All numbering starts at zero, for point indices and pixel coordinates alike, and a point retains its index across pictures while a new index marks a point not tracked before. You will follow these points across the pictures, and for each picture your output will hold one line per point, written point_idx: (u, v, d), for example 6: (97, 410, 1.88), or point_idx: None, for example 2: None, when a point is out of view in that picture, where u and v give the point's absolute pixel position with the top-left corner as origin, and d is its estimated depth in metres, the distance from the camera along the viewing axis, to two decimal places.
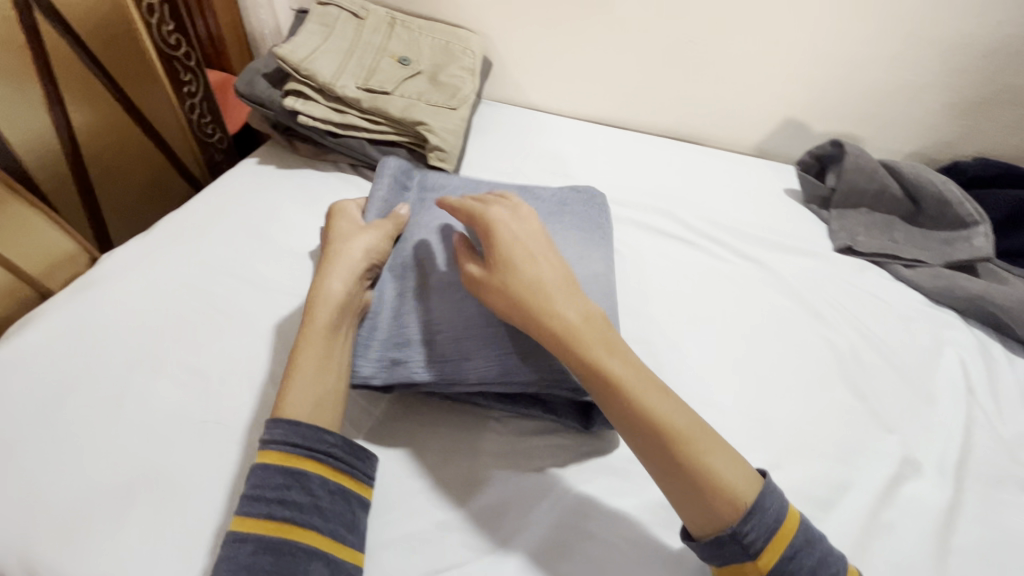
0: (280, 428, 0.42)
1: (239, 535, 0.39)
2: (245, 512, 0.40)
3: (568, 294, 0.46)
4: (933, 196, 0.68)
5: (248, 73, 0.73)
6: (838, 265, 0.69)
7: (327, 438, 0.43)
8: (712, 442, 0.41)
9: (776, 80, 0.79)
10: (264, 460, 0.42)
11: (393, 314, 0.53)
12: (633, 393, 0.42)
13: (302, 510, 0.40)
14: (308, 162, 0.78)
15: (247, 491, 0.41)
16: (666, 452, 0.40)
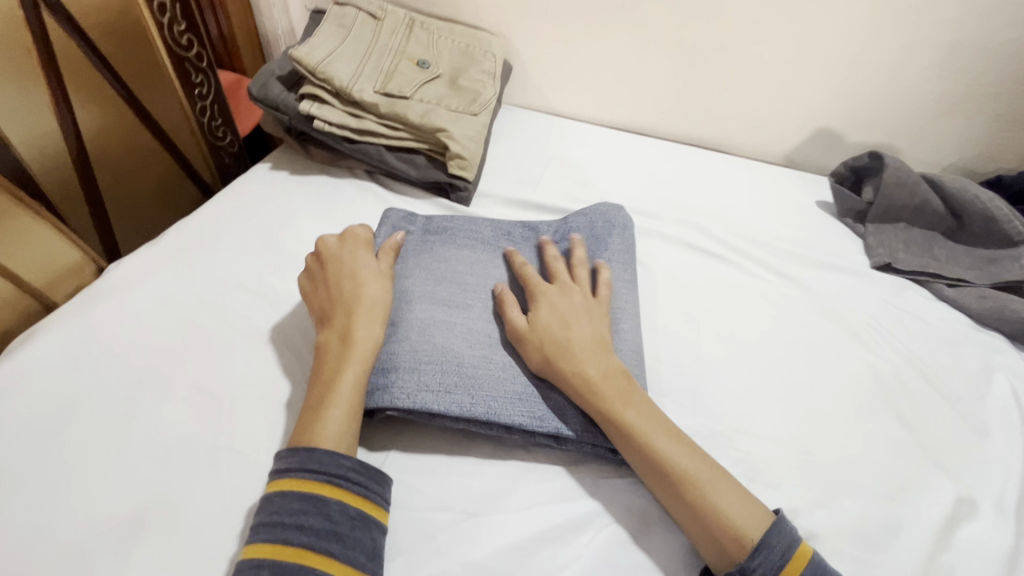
0: (298, 454, 0.42)
1: (255, 562, 0.38)
2: (261, 538, 0.39)
3: (591, 349, 0.48)
4: (979, 212, 0.65)
5: (263, 76, 0.71)
6: (877, 284, 0.66)
7: (344, 461, 0.42)
8: (720, 482, 0.42)
9: (810, 88, 0.76)
10: (281, 486, 0.41)
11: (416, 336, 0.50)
12: (646, 439, 0.44)
13: (320, 535, 0.39)
14: (323, 168, 0.76)
15: (265, 518, 0.40)
16: (676, 494, 0.42)
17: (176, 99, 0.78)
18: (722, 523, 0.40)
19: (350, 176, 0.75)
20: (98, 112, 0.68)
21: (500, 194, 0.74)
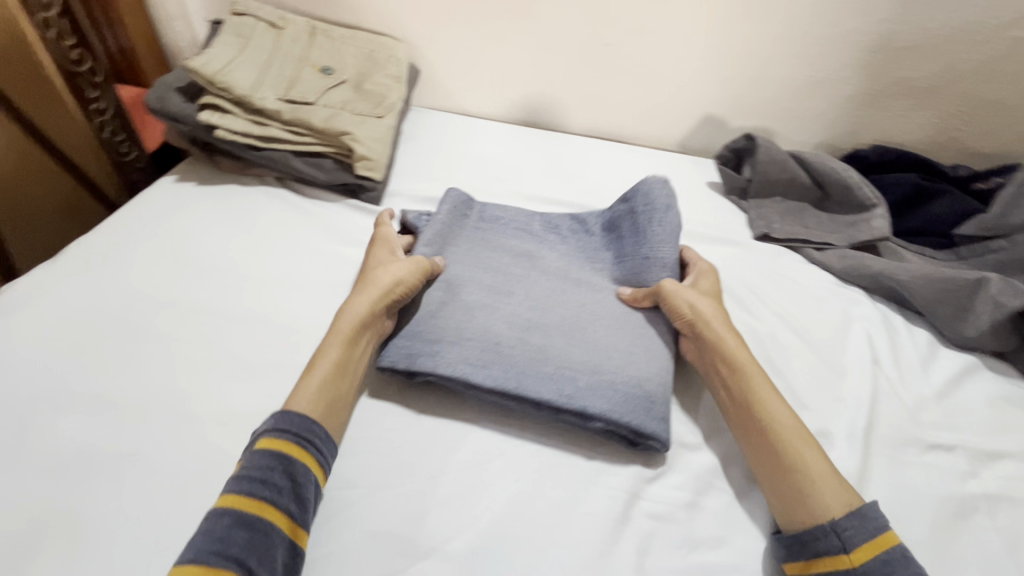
0: (277, 418, 0.45)
1: (219, 510, 0.40)
2: (231, 488, 0.42)
3: (726, 325, 0.56)
4: (837, 182, 0.73)
5: (160, 88, 0.71)
6: (757, 252, 0.72)
7: (314, 427, 0.46)
8: (815, 455, 0.47)
9: (694, 78, 0.82)
10: (257, 445, 0.44)
11: (444, 320, 0.55)
12: (759, 400, 0.50)
13: (281, 493, 0.42)
14: (232, 177, 0.76)
15: (236, 471, 0.43)
16: (772, 452, 0.47)
17: (70, 116, 0.76)
18: (807, 476, 0.45)
19: (261, 183, 0.75)
20: None
21: (411, 192, 0.77)
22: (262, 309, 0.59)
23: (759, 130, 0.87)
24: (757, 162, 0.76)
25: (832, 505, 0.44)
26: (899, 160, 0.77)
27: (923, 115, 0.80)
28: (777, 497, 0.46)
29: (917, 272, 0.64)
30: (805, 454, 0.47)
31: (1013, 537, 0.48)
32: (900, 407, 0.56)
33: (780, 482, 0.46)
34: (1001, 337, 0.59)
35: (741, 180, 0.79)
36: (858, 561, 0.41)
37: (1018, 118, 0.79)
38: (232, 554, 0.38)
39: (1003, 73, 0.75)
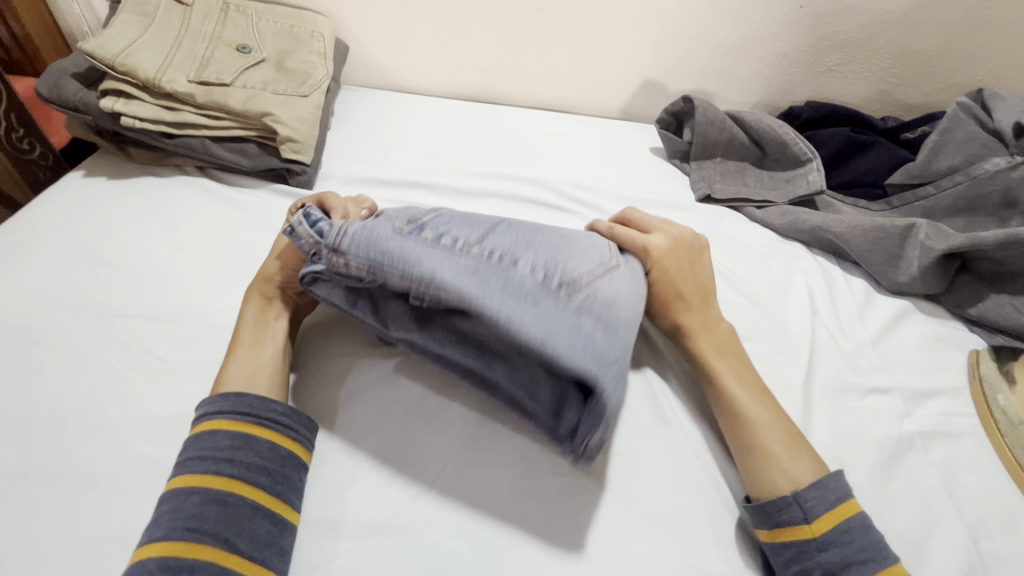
0: (231, 400, 0.44)
1: (184, 488, 0.39)
2: (193, 468, 0.40)
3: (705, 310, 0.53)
4: (774, 140, 0.73)
5: (54, 75, 0.65)
6: (700, 213, 0.72)
7: (276, 406, 0.44)
8: (777, 436, 0.45)
9: (631, 43, 0.81)
10: (217, 423, 0.42)
11: None
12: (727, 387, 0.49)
13: (250, 469, 0.41)
14: (148, 169, 0.71)
15: (193, 453, 0.41)
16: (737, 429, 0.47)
17: None
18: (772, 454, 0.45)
19: (180, 173, 0.71)
20: None
21: (346, 173, 0.73)
22: (186, 306, 0.55)
23: (698, 92, 0.86)
24: (695, 124, 0.76)
25: (792, 484, 0.43)
26: (833, 116, 0.79)
27: (854, 68, 0.82)
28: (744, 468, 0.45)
29: (851, 223, 0.65)
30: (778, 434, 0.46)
31: (945, 471, 0.49)
32: (840, 355, 0.57)
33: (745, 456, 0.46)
34: (929, 280, 0.61)
35: (682, 143, 0.79)
36: (818, 530, 0.41)
37: (942, 67, 0.81)
38: (207, 529, 0.37)
39: (925, 23, 0.76)
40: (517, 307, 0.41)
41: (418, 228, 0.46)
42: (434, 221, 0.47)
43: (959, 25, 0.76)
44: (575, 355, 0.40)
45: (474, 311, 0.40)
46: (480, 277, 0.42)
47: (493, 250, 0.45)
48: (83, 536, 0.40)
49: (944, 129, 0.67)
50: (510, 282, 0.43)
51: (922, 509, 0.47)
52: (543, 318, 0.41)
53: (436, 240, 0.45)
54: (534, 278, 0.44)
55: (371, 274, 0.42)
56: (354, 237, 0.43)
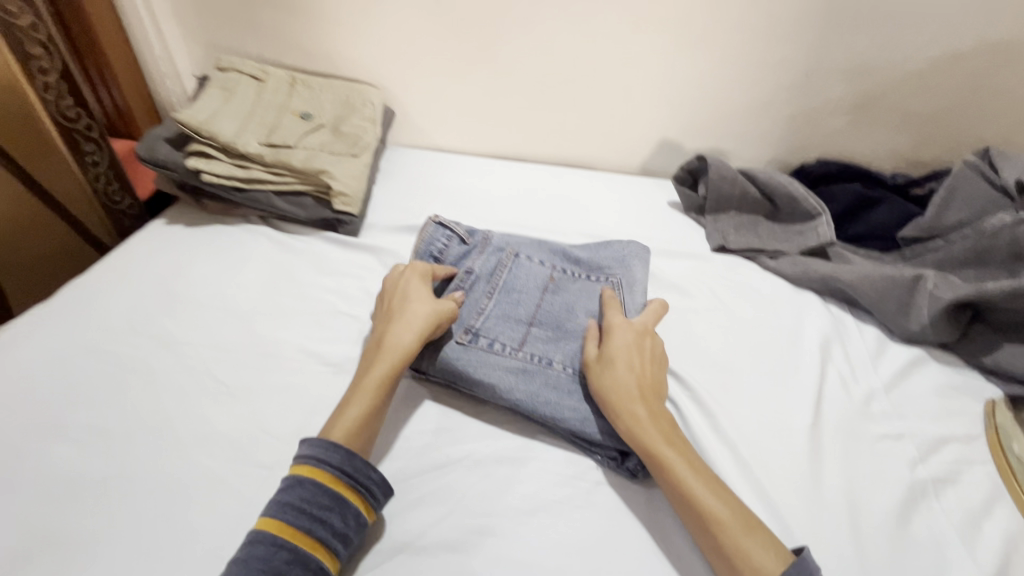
0: (340, 454, 0.47)
1: (278, 540, 0.43)
2: (291, 516, 0.44)
3: (639, 401, 0.52)
4: (784, 194, 0.78)
5: (151, 139, 0.77)
6: (715, 263, 0.77)
7: (374, 475, 0.48)
8: (748, 529, 0.44)
9: (649, 107, 0.88)
10: (323, 474, 0.46)
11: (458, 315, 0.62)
12: (686, 486, 0.47)
13: (335, 537, 0.44)
14: (219, 218, 0.81)
15: (291, 500, 0.45)
16: (706, 532, 0.45)
17: (68, 170, 0.81)
18: (742, 551, 0.43)
19: (246, 222, 0.80)
20: None
21: (387, 223, 0.81)
22: (246, 337, 0.63)
23: (713, 150, 0.92)
24: (708, 180, 0.81)
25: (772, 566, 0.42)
26: (842, 172, 0.83)
27: (863, 129, 0.86)
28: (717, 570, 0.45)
29: (859, 273, 0.68)
30: (739, 529, 0.44)
31: (963, 518, 0.50)
32: (849, 400, 0.59)
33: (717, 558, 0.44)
34: (942, 329, 0.63)
35: (697, 198, 0.84)
36: None
37: (949, 127, 0.85)
38: None
39: (928, 87, 0.81)
40: (558, 400, 0.55)
41: (473, 337, 0.60)
42: (484, 328, 0.61)
43: (962, 89, 0.81)
44: (609, 437, 0.53)
45: (526, 408, 0.55)
46: (529, 375, 0.57)
47: (533, 350, 0.59)
48: (154, 536, 0.46)
49: (948, 186, 0.70)
50: (549, 378, 0.57)
51: (933, 554, 0.48)
52: (578, 403, 0.55)
53: (489, 348, 0.59)
54: (568, 369, 0.58)
55: (447, 379, 0.58)
56: (429, 360, 0.58)
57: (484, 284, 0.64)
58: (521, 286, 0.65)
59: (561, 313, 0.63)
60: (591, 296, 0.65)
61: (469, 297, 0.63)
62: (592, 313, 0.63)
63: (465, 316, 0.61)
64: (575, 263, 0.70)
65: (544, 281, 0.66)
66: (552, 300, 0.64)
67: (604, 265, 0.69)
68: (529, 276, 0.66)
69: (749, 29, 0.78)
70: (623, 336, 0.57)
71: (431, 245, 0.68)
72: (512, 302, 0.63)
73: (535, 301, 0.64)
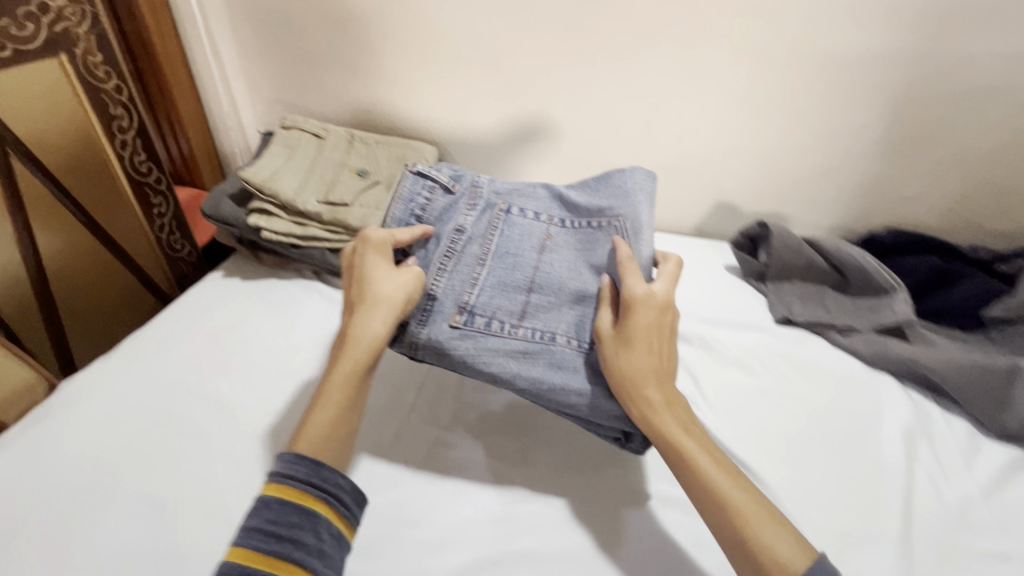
0: (305, 466, 0.49)
1: (249, 567, 0.44)
2: (262, 539, 0.45)
3: (656, 384, 0.52)
4: (854, 267, 0.73)
5: (216, 195, 0.79)
6: (780, 338, 0.72)
7: (341, 482, 0.50)
8: (769, 524, 0.45)
9: (706, 169, 0.87)
10: (289, 492, 0.48)
11: (450, 282, 0.61)
12: (698, 469, 0.48)
13: (308, 552, 0.45)
14: (273, 271, 0.82)
15: (259, 525, 0.46)
16: (731, 527, 0.45)
17: (137, 221, 0.84)
18: (764, 543, 0.44)
19: (299, 276, 0.81)
20: (59, 236, 0.73)
21: None
22: (297, 403, 0.62)
23: (772, 214, 0.89)
24: (771, 248, 0.78)
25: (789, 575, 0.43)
26: (916, 243, 0.78)
27: (906, 159, 0.80)
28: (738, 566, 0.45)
29: (947, 359, 0.63)
30: (767, 524, 0.45)
31: None
32: (943, 507, 0.54)
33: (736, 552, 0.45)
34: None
35: (757, 265, 0.81)
36: None
37: None
38: None
39: (1011, 158, 0.77)
40: (562, 381, 0.56)
41: (469, 316, 0.59)
42: (480, 305, 0.60)
43: None
44: (616, 420, 0.56)
45: (532, 391, 0.57)
46: (531, 358, 0.58)
47: (533, 326, 0.60)
48: None
49: None
50: (553, 357, 0.58)
51: None
52: (581, 381, 0.56)
53: (485, 327, 0.59)
54: (570, 345, 0.59)
55: (441, 359, 0.58)
56: (427, 343, 0.58)
57: (477, 248, 0.63)
58: (512, 244, 0.65)
59: (559, 278, 0.62)
60: (598, 248, 0.63)
61: (461, 270, 0.62)
62: (591, 271, 0.62)
63: (459, 292, 0.61)
64: (568, 212, 0.68)
65: (540, 238, 0.66)
66: (550, 266, 0.63)
67: (604, 207, 0.65)
68: (525, 232, 0.66)
69: (815, 96, 0.77)
70: (644, 315, 0.55)
71: (414, 199, 0.68)
72: (507, 268, 0.63)
73: (531, 266, 0.63)
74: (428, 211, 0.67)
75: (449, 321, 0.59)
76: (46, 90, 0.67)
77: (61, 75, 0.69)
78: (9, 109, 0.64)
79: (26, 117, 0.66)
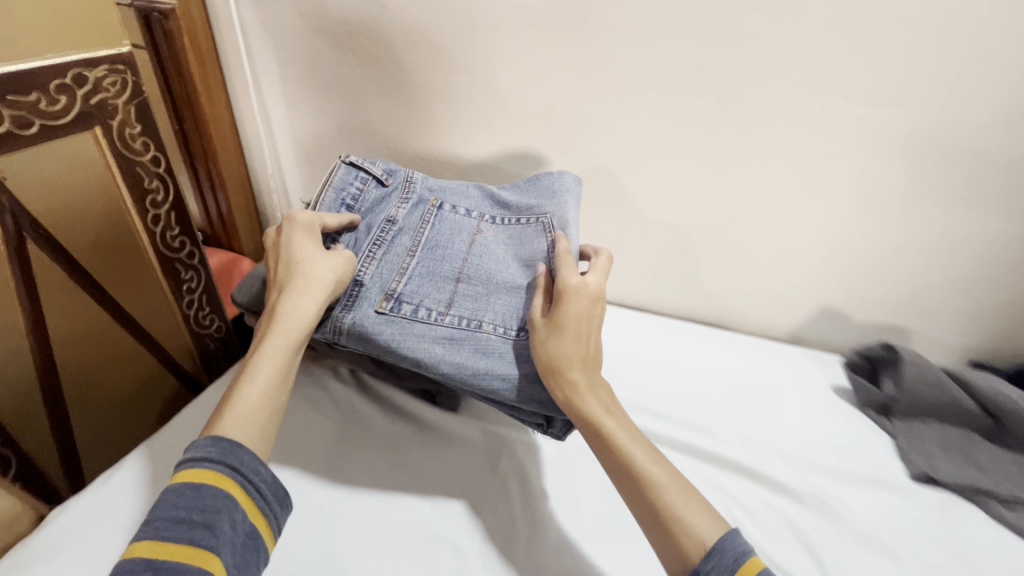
0: (222, 448, 0.46)
1: (153, 560, 0.40)
2: (171, 527, 0.41)
3: (589, 376, 0.54)
4: (1019, 416, 0.58)
5: (249, 282, 0.71)
6: (922, 503, 0.57)
7: (261, 470, 0.47)
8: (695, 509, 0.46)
9: (810, 271, 0.75)
10: (204, 479, 0.44)
11: (377, 268, 0.62)
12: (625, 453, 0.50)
13: (221, 542, 0.42)
14: (306, 366, 0.72)
15: (167, 514, 0.42)
16: (659, 516, 0.46)
17: (164, 301, 0.76)
18: (694, 530, 0.45)
19: (336, 375, 0.71)
20: (74, 323, 0.65)
21: None
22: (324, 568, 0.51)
23: (890, 327, 0.76)
24: (901, 378, 0.64)
25: (696, 554, 0.44)
26: None
27: (1003, 227, 0.64)
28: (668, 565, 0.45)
29: None
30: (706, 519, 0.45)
31: None
32: None
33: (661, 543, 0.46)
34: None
35: (886, 396, 0.66)
36: None
37: None
38: None
39: None
40: (488, 365, 0.57)
41: (396, 303, 0.59)
42: (407, 293, 0.60)
43: None
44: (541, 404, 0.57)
45: (457, 376, 0.57)
46: (457, 343, 0.58)
47: (460, 313, 0.60)
48: None
49: None
50: (481, 342, 0.58)
51: None
52: (504, 364, 0.57)
53: (413, 313, 0.59)
54: (498, 332, 0.59)
55: (370, 346, 0.58)
56: (352, 325, 0.58)
57: (407, 238, 0.65)
58: (445, 238, 0.66)
59: (488, 268, 0.64)
60: (531, 244, 0.66)
61: (391, 259, 0.63)
62: (518, 266, 0.64)
63: (387, 280, 0.61)
64: (502, 210, 0.70)
65: (469, 231, 0.67)
66: (479, 258, 0.64)
67: (533, 205, 0.69)
68: (454, 227, 0.67)
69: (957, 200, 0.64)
70: (577, 299, 0.57)
71: (346, 188, 0.68)
72: (435, 259, 0.64)
73: (460, 258, 0.64)
74: (360, 204, 0.68)
75: (376, 305, 0.59)
76: (79, 166, 0.61)
77: (97, 149, 0.62)
78: (36, 189, 0.58)
79: (54, 196, 0.60)
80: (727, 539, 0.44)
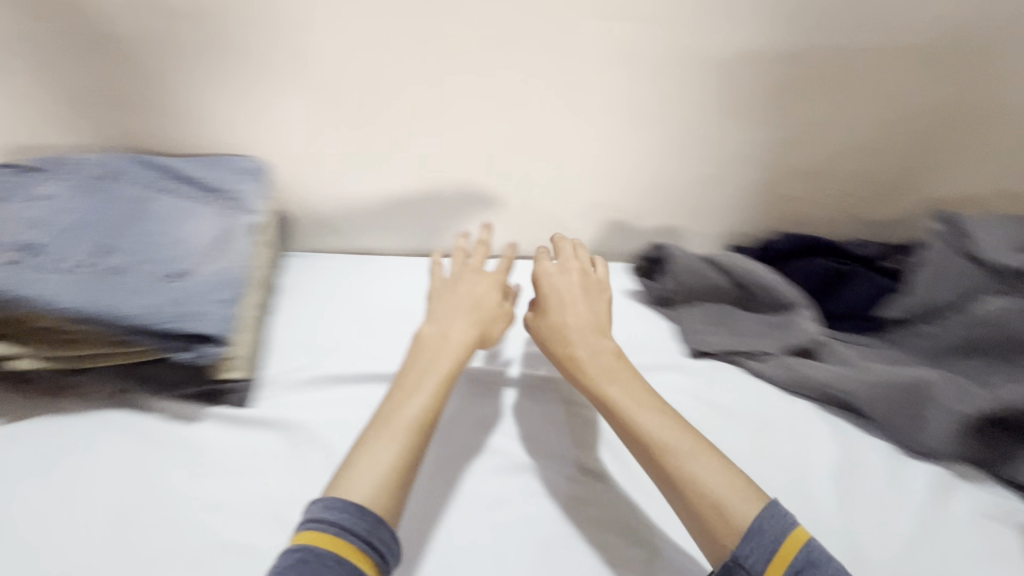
0: (369, 521, 0.44)
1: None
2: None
3: (591, 336, 0.60)
4: (757, 285, 0.70)
5: None
6: (695, 374, 0.65)
7: (385, 536, 0.45)
8: (696, 453, 0.50)
9: (588, 188, 0.79)
10: (346, 552, 0.42)
11: (24, 226, 0.59)
12: (627, 415, 0.54)
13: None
14: (46, 398, 0.59)
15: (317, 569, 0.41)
16: (653, 461, 0.51)
17: None
18: (690, 475, 0.48)
19: (90, 402, 0.59)
20: None
21: (288, 375, 0.64)
22: None
23: (666, 229, 0.84)
24: (673, 269, 0.73)
25: (732, 538, 0.45)
26: (806, 246, 0.76)
27: (727, 120, 0.73)
28: (697, 539, 0.47)
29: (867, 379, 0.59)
30: (709, 487, 0.47)
31: None
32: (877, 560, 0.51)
33: (692, 516, 0.47)
34: (968, 449, 0.55)
35: (663, 289, 0.74)
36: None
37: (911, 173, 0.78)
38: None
39: (880, 152, 0.76)
40: (123, 305, 0.55)
41: (33, 258, 0.56)
42: (48, 247, 0.57)
43: (909, 151, 0.76)
44: (171, 322, 0.55)
45: (85, 315, 0.54)
46: (90, 288, 0.55)
47: (105, 262, 0.58)
48: None
49: (920, 262, 0.66)
50: (121, 286, 0.56)
51: None
52: (147, 303, 0.55)
53: (48, 268, 0.56)
54: (146, 277, 0.58)
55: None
56: None
57: (62, 205, 0.62)
58: (105, 203, 0.63)
59: (153, 229, 0.62)
60: (203, 214, 0.66)
61: (40, 217, 0.60)
62: (188, 228, 0.64)
63: (27, 237, 0.58)
64: (181, 178, 0.68)
65: (139, 197, 0.65)
66: (145, 221, 0.63)
67: (212, 183, 0.68)
68: (119, 195, 0.64)
69: (688, 107, 0.72)
70: (562, 287, 0.65)
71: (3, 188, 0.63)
72: (90, 221, 0.61)
73: (121, 220, 0.62)
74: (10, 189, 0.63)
75: (9, 263, 0.55)
76: None
77: None
78: None
79: None
80: (770, 511, 0.45)
